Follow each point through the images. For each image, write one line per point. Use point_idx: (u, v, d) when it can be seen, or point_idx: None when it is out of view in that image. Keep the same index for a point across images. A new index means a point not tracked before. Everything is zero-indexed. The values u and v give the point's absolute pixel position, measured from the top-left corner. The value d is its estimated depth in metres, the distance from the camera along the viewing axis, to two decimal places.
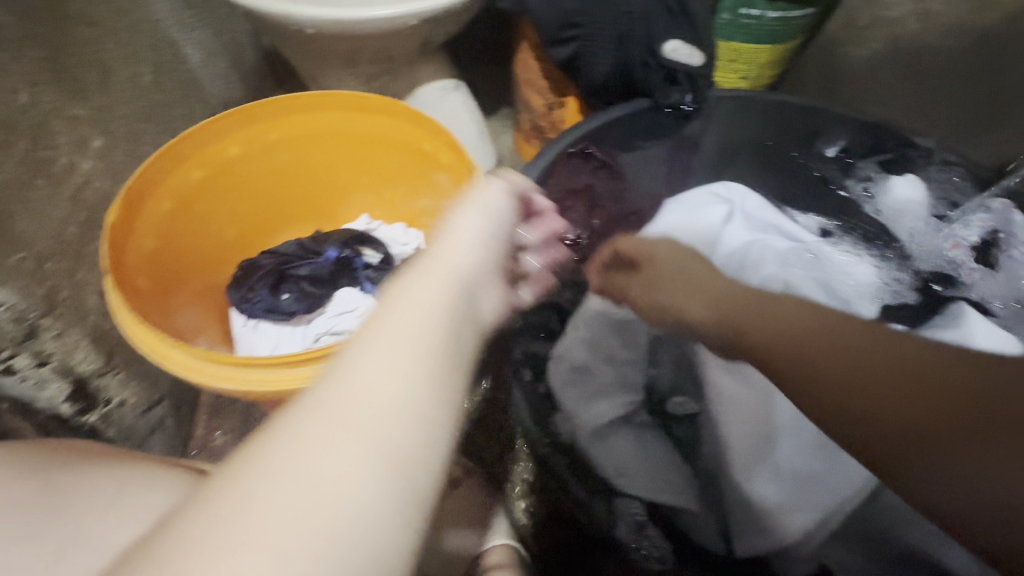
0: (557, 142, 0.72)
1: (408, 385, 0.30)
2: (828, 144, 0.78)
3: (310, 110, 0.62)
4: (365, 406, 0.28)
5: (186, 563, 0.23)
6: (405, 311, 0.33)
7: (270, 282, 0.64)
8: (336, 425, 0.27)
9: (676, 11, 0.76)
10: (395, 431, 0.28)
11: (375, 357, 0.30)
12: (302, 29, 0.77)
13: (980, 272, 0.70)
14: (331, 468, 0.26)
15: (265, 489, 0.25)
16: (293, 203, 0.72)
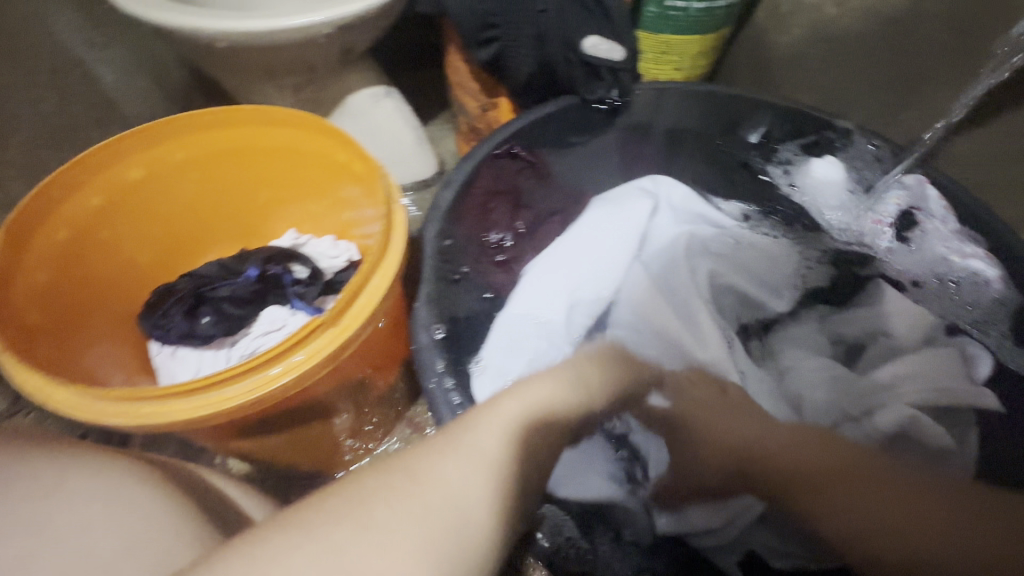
0: (481, 146, 0.70)
1: (512, 445, 0.41)
2: (751, 130, 0.79)
3: (215, 126, 0.61)
4: (480, 480, 0.37)
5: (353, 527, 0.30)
6: (505, 417, 0.43)
7: (186, 308, 0.62)
8: (468, 459, 0.37)
9: (593, 8, 0.76)
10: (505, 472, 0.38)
11: (492, 423, 0.42)
12: (214, 43, 0.75)
13: (896, 248, 0.73)
14: (459, 484, 0.35)
15: (418, 493, 0.33)
16: (208, 221, 0.70)
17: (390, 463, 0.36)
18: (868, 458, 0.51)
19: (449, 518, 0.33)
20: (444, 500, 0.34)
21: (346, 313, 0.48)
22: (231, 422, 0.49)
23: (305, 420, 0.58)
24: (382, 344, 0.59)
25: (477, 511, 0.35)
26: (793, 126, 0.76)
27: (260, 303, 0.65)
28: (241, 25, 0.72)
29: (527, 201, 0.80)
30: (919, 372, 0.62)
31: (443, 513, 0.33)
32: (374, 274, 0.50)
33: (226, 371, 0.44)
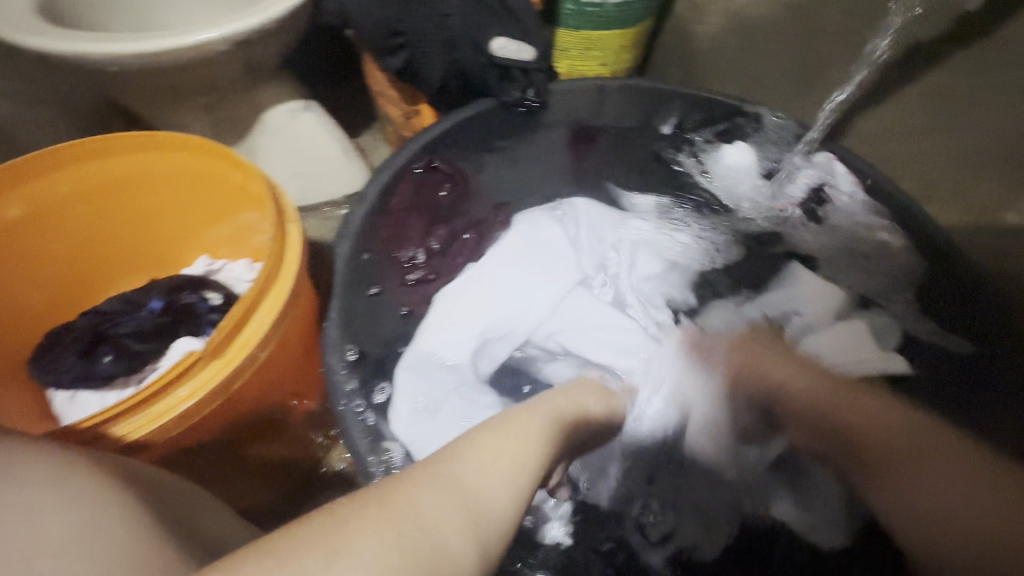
0: (393, 159, 0.70)
1: (506, 478, 0.39)
2: (663, 121, 0.81)
3: (98, 157, 0.59)
4: (463, 514, 0.34)
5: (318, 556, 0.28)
6: (508, 445, 0.41)
7: (84, 347, 0.59)
8: (453, 488, 0.35)
9: (498, 8, 0.75)
10: (489, 505, 0.36)
11: (487, 452, 0.40)
12: (105, 67, 0.72)
13: (806, 226, 0.75)
14: (440, 514, 0.33)
15: (388, 521, 0.31)
16: (110, 255, 0.68)
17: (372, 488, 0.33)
18: (953, 448, 0.51)
19: (434, 548, 0.31)
20: (428, 528, 0.32)
21: (230, 344, 0.49)
22: (173, 444, 0.49)
23: (256, 433, 0.57)
24: (292, 370, 0.57)
25: (459, 546, 0.32)
26: (704, 114, 0.79)
27: (168, 337, 0.61)
28: (134, 47, 0.70)
29: (443, 217, 0.78)
30: (829, 346, 0.65)
31: (427, 541, 0.31)
32: (265, 298, 0.51)
33: (152, 389, 0.45)
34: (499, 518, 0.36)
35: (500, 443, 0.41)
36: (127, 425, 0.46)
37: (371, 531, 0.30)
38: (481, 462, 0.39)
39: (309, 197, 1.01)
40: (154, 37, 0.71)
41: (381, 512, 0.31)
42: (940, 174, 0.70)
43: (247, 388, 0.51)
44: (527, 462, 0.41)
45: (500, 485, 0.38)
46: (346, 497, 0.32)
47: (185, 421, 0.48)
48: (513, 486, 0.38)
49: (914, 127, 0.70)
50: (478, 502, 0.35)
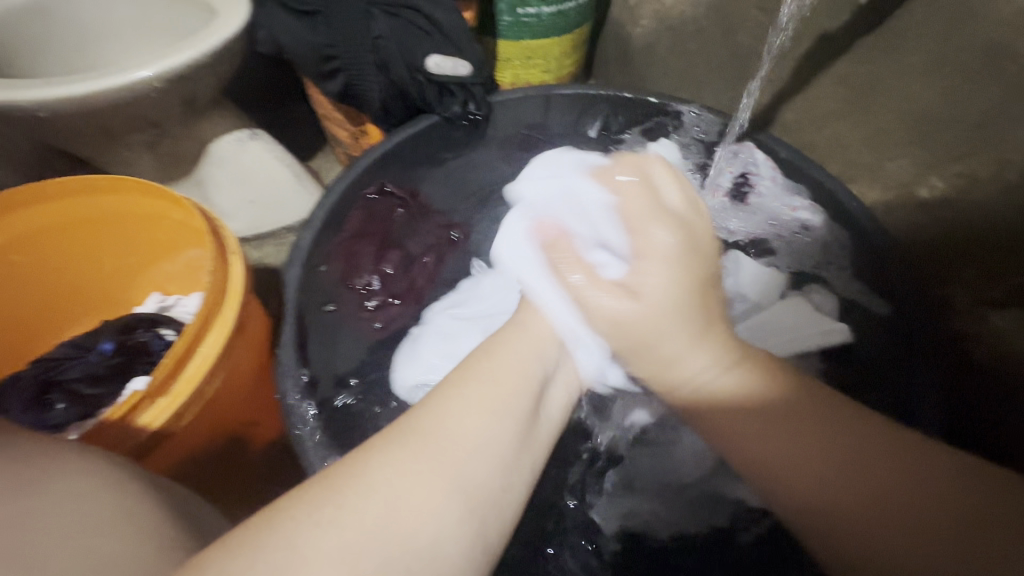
0: (347, 173, 0.71)
1: (490, 439, 0.38)
2: (589, 126, 0.88)
3: (32, 206, 0.59)
4: (446, 487, 0.34)
5: (302, 542, 0.29)
6: (485, 415, 0.39)
7: (33, 395, 0.58)
8: (434, 463, 0.35)
9: (428, 25, 0.77)
10: (474, 475, 0.36)
11: (468, 413, 0.39)
12: (34, 113, 0.72)
13: (734, 210, 0.81)
14: (419, 487, 0.33)
15: (367, 503, 0.31)
16: (60, 301, 0.68)
17: (355, 462, 0.34)
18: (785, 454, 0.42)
19: (416, 526, 0.32)
20: (409, 502, 0.32)
21: (177, 380, 0.50)
22: (182, 434, 0.51)
23: (245, 423, 0.60)
24: (243, 400, 0.58)
25: (444, 514, 0.33)
26: (629, 114, 0.85)
27: (122, 378, 0.62)
28: (65, 92, 0.70)
29: (396, 241, 0.80)
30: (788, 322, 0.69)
31: (410, 517, 0.32)
32: (208, 330, 0.52)
33: (154, 379, 0.48)
34: (486, 462, 0.37)
35: (475, 383, 0.41)
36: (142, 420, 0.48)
37: (366, 492, 0.32)
38: (460, 427, 0.38)
39: (264, 224, 1.01)
40: (86, 79, 0.71)
41: (370, 471, 0.33)
42: (860, 157, 0.72)
43: (199, 420, 0.52)
44: (507, 411, 0.40)
45: (485, 424, 0.38)
46: (328, 476, 0.33)
47: (151, 450, 0.49)
48: (501, 455, 0.38)
49: (831, 113, 0.74)
50: (452, 453, 0.36)
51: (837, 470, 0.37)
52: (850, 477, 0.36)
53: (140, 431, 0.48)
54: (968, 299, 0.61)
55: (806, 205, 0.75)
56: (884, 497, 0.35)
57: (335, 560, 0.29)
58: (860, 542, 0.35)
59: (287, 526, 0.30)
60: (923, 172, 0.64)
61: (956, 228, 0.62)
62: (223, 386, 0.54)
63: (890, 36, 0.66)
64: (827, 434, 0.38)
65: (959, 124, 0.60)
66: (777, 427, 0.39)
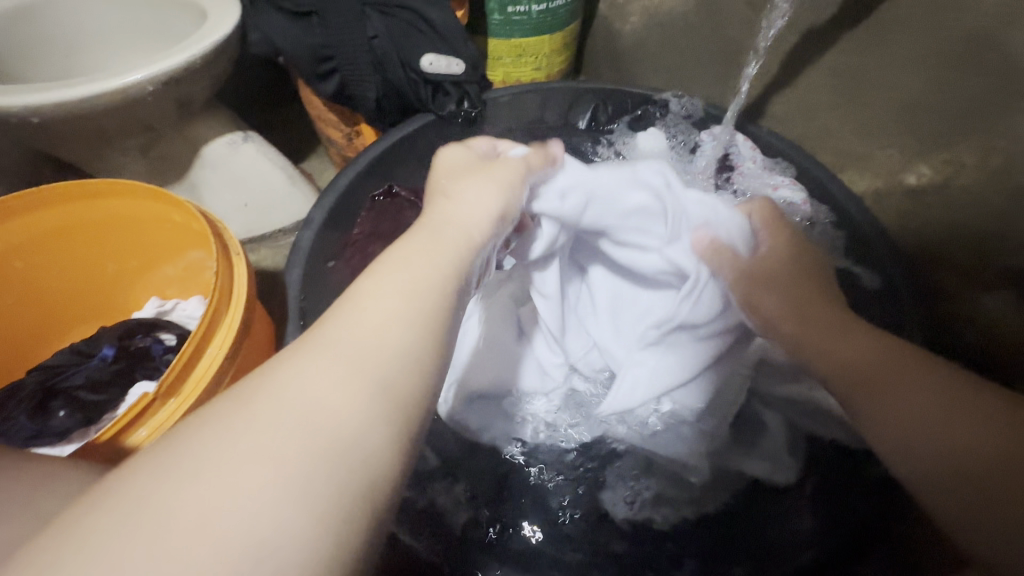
0: (348, 169, 0.75)
1: (404, 329, 0.33)
2: (580, 116, 0.88)
3: (31, 211, 0.59)
4: (354, 379, 0.30)
5: (178, 468, 0.25)
6: (396, 297, 0.34)
7: (34, 404, 0.58)
8: (336, 359, 0.31)
9: (422, 25, 0.78)
10: (388, 365, 0.31)
11: (376, 305, 0.34)
12: (27, 119, 0.71)
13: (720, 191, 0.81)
14: (317, 386, 0.29)
15: (252, 418, 0.27)
16: (56, 308, 0.67)
17: (246, 381, 0.30)
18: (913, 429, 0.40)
19: (319, 421, 0.28)
20: (308, 403, 0.28)
21: (186, 381, 0.50)
22: None
23: None
24: None
25: (352, 408, 0.29)
26: (616, 105, 0.88)
27: (125, 383, 0.61)
28: (58, 97, 0.69)
29: (407, 243, 0.75)
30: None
31: (311, 416, 0.28)
32: (216, 330, 0.52)
33: (161, 382, 0.48)
34: (386, 368, 0.31)
35: (384, 283, 0.35)
36: (146, 427, 0.48)
37: (242, 415, 0.27)
38: (369, 321, 0.33)
39: (259, 227, 1.00)
40: (77, 84, 0.70)
41: (225, 421, 0.27)
42: (852, 147, 0.74)
43: None
44: (428, 288, 0.35)
45: (394, 318, 0.33)
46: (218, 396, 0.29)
47: None
48: (422, 342, 0.33)
49: (822, 105, 0.75)
50: (355, 345, 0.31)
51: (925, 397, 0.40)
52: (967, 422, 0.38)
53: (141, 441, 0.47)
54: (961, 280, 0.63)
55: (786, 183, 0.76)
56: (978, 432, 0.38)
57: (219, 483, 0.24)
58: (927, 454, 0.39)
59: (154, 458, 0.25)
60: (914, 159, 0.66)
61: (946, 213, 0.63)
62: (228, 394, 0.53)
63: (870, 31, 0.67)
64: (936, 378, 0.41)
65: (947, 112, 0.62)
66: (882, 367, 0.44)
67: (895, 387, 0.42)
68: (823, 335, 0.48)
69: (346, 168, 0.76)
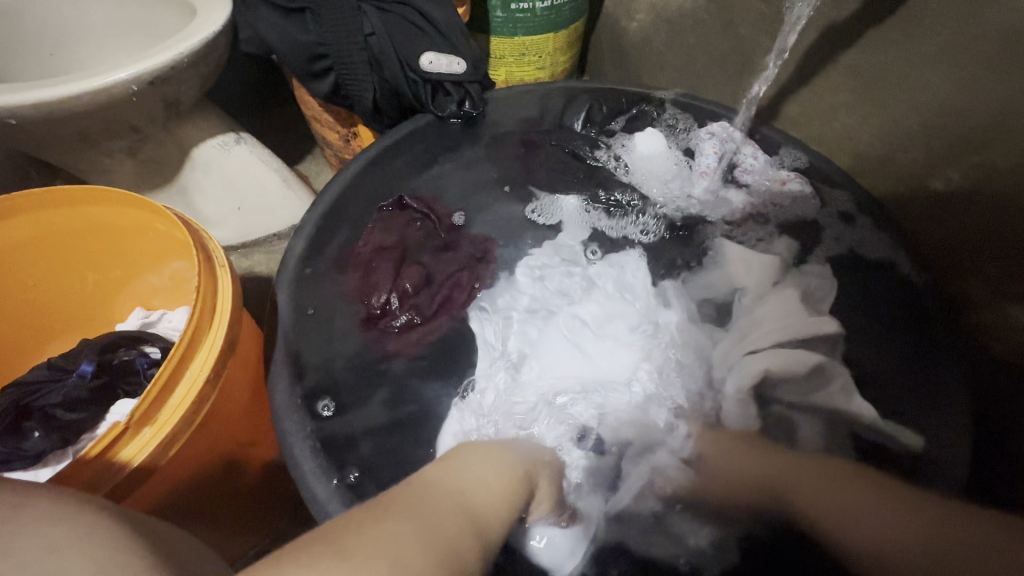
0: (357, 160, 0.74)
1: (490, 483, 0.45)
2: (575, 119, 0.85)
3: (3, 219, 0.56)
4: (460, 520, 0.39)
5: (349, 543, 0.32)
6: (485, 467, 0.47)
7: (8, 424, 0.54)
8: (446, 500, 0.41)
9: (421, 22, 0.74)
10: (478, 506, 0.42)
11: (473, 468, 0.47)
12: (5, 121, 0.68)
13: (729, 193, 0.78)
14: (435, 508, 0.39)
15: (391, 522, 0.36)
16: (34, 320, 0.64)
17: (375, 504, 0.38)
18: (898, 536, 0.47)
19: (446, 543, 0.36)
20: (436, 525, 0.37)
21: (163, 406, 0.47)
22: (160, 476, 0.47)
23: (232, 462, 0.56)
24: (237, 421, 0.55)
25: (463, 538, 0.38)
26: (611, 105, 0.85)
27: (105, 400, 0.58)
28: (36, 97, 0.66)
29: (414, 256, 0.73)
30: (768, 316, 0.65)
31: (439, 538, 0.36)
32: (197, 350, 0.49)
33: (137, 410, 0.44)
34: (479, 513, 0.41)
35: (480, 458, 0.49)
36: (119, 459, 0.45)
37: (379, 526, 0.35)
38: (465, 478, 0.45)
39: (253, 231, 0.97)
40: (56, 83, 0.67)
41: (380, 522, 0.35)
42: (873, 151, 0.70)
43: (188, 449, 0.49)
44: (508, 464, 0.49)
45: (490, 480, 0.46)
46: (355, 511, 0.37)
47: (132, 489, 0.45)
48: (500, 493, 0.45)
49: (842, 106, 0.71)
50: (458, 493, 0.42)
51: (887, 510, 0.49)
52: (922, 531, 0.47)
53: (113, 474, 0.44)
54: (987, 291, 0.60)
55: (794, 176, 0.74)
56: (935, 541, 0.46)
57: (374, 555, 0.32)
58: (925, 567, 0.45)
59: (313, 549, 0.31)
60: (939, 163, 0.62)
61: (974, 223, 0.60)
62: (209, 418, 0.50)
63: (894, 29, 0.63)
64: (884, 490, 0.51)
65: (980, 113, 0.58)
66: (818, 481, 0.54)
67: (855, 501, 0.51)
68: (779, 466, 0.55)
69: (351, 163, 0.73)
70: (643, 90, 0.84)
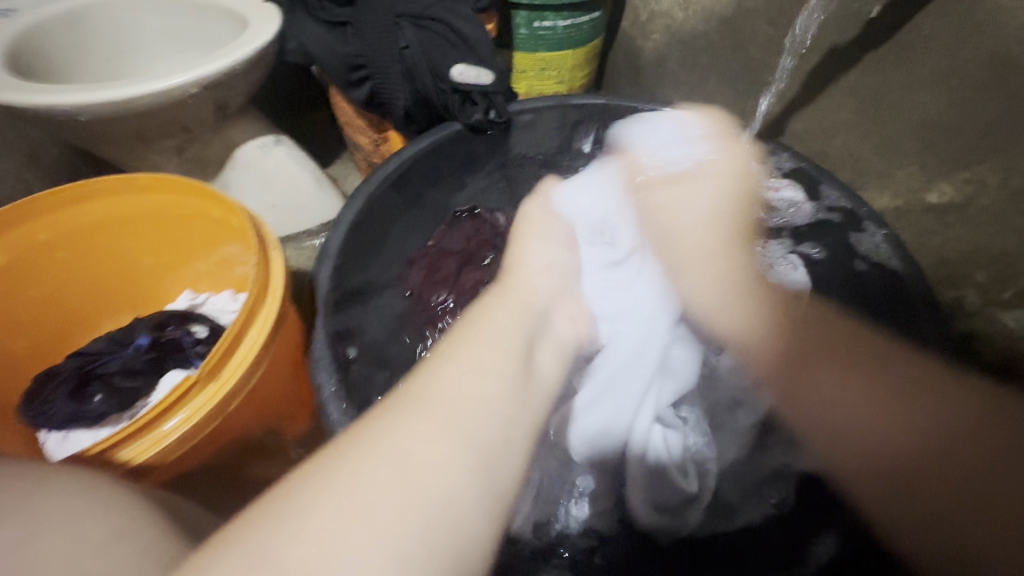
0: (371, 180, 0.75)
1: (487, 395, 0.38)
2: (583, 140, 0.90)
3: (77, 202, 0.62)
4: (451, 445, 0.33)
5: (286, 506, 0.29)
6: (476, 375, 0.39)
7: (70, 388, 0.60)
8: (430, 421, 0.34)
9: (452, 37, 0.81)
10: (477, 428, 0.35)
11: (462, 378, 0.38)
12: (74, 117, 0.74)
13: None
14: (418, 441, 0.33)
15: (345, 467, 0.31)
16: (96, 296, 0.70)
17: (354, 436, 0.33)
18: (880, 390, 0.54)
19: (417, 483, 0.31)
20: (408, 462, 0.31)
21: (225, 366, 0.52)
22: (220, 427, 0.53)
23: (275, 427, 0.62)
24: (283, 390, 0.61)
25: (450, 474, 0.32)
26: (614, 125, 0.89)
27: (158, 372, 0.63)
28: (105, 96, 0.73)
29: (477, 261, 0.79)
30: None
31: (407, 480, 0.31)
32: (254, 319, 0.54)
33: (202, 368, 0.50)
34: (477, 435, 0.35)
35: (472, 356, 0.40)
36: (185, 411, 0.50)
37: (331, 475, 0.30)
38: (458, 388, 0.37)
39: (286, 228, 1.04)
40: (123, 86, 0.74)
41: (331, 471, 0.31)
42: (871, 165, 0.75)
43: (242, 407, 0.55)
44: (504, 367, 0.41)
45: (487, 393, 0.38)
46: (327, 449, 0.33)
47: (196, 437, 0.51)
48: (493, 400, 0.38)
49: (842, 126, 0.76)
50: (450, 411, 0.35)
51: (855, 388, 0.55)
52: (866, 393, 0.54)
53: (180, 427, 0.50)
54: (980, 300, 0.63)
55: (787, 185, 0.78)
56: (895, 424, 0.52)
57: (309, 526, 0.27)
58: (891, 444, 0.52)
59: (252, 528, 0.28)
60: (934, 178, 0.67)
61: (966, 232, 0.64)
62: (260, 380, 0.55)
63: (891, 53, 0.68)
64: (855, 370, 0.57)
65: (969, 132, 0.62)
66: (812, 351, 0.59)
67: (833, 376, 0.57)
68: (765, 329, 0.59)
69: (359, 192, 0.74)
70: (642, 107, 0.86)
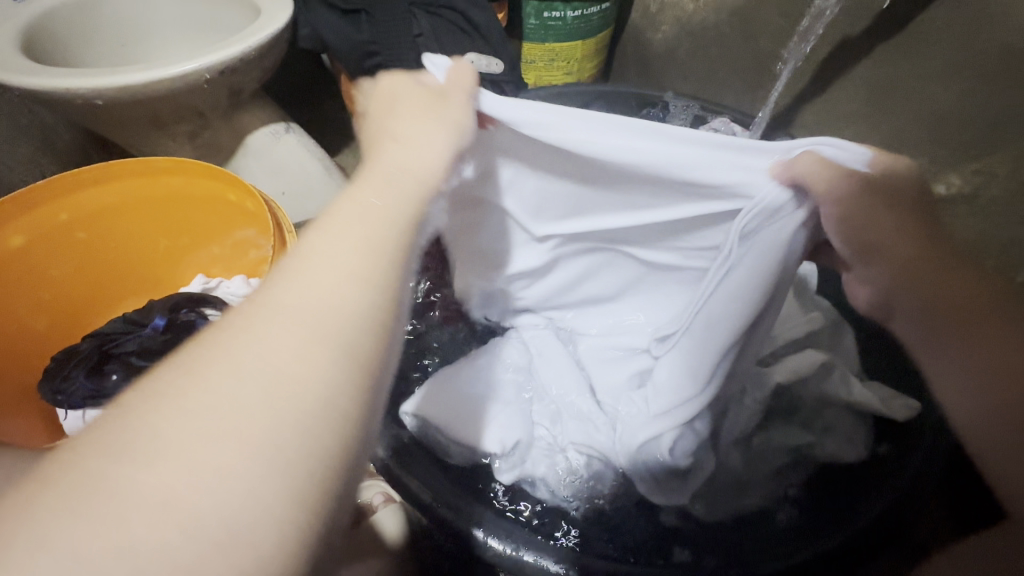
0: None
1: (365, 280, 0.28)
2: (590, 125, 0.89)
3: (99, 183, 0.64)
4: (315, 350, 0.25)
5: (91, 481, 0.21)
6: (349, 253, 0.29)
7: (89, 366, 0.62)
8: (286, 325, 0.25)
9: (465, 24, 0.82)
10: (353, 324, 0.26)
11: (329, 262, 0.28)
12: (91, 101, 0.75)
13: None
14: (268, 355, 0.24)
15: (170, 408, 0.23)
16: (112, 278, 0.71)
17: (189, 357, 0.25)
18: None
19: (264, 408, 0.23)
20: (255, 383, 0.24)
21: None
22: None
23: None
24: None
25: (313, 381, 0.24)
26: (622, 110, 0.89)
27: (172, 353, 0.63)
28: (120, 81, 0.73)
29: None
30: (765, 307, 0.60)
31: (250, 408, 0.23)
32: None
33: None
34: (349, 329, 0.26)
35: (340, 232, 0.30)
36: None
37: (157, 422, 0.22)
38: (321, 275, 0.28)
39: (294, 215, 1.04)
40: (138, 70, 0.74)
41: (153, 414, 0.22)
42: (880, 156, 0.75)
43: None
44: (385, 237, 0.30)
45: (362, 273, 0.28)
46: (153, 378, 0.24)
47: None
48: (375, 282, 0.28)
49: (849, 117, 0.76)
50: (312, 308, 0.26)
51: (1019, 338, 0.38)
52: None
53: None
54: None
55: None
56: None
57: (124, 503, 0.20)
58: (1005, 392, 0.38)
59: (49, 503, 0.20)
60: (943, 168, 0.67)
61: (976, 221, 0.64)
62: None
63: (904, 43, 0.68)
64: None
65: (979, 122, 0.63)
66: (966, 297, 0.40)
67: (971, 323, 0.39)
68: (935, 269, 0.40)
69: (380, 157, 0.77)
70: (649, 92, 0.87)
